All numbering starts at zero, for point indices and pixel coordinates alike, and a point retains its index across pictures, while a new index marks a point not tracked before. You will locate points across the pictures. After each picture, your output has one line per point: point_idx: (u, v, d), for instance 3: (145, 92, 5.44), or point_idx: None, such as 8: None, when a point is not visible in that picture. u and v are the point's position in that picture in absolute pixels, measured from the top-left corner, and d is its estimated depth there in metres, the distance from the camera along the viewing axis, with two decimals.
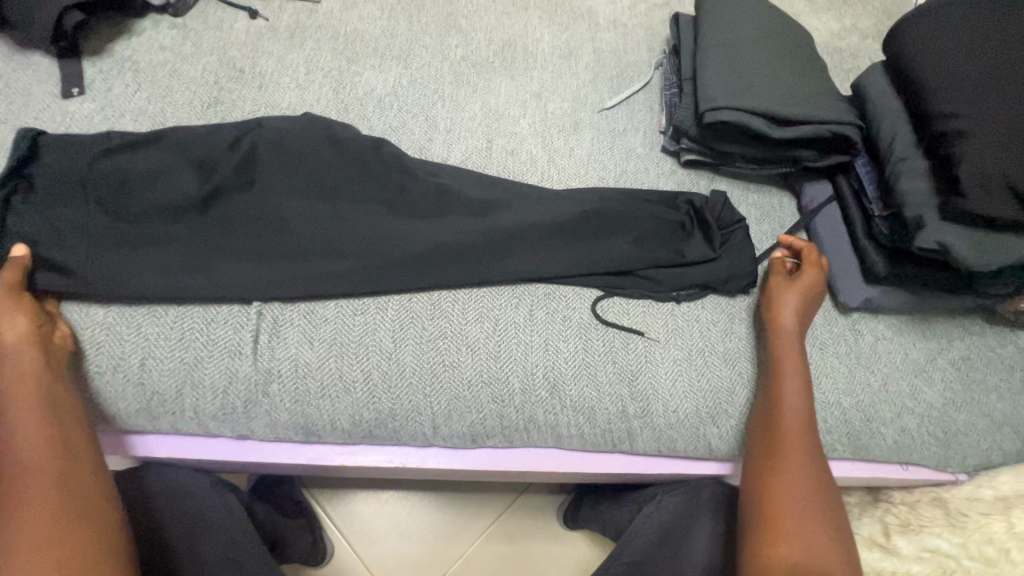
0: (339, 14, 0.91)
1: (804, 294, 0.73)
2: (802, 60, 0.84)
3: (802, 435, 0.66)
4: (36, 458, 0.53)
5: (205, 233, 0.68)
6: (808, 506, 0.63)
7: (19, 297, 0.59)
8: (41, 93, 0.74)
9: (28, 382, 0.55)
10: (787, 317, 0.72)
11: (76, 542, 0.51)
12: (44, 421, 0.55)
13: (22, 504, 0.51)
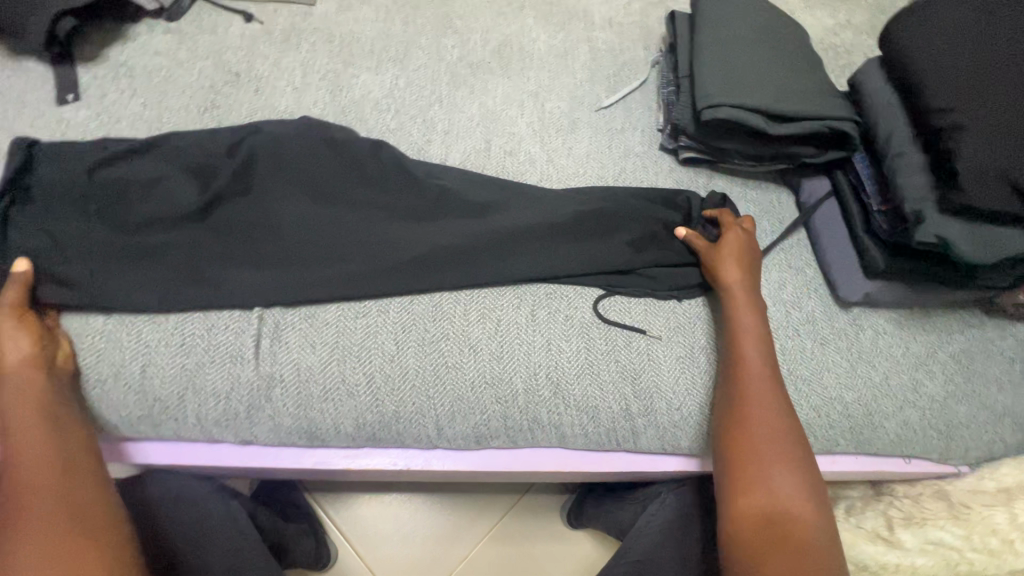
0: (334, 17, 0.91)
1: (739, 247, 0.74)
2: (798, 56, 0.84)
3: (764, 380, 0.66)
4: (43, 489, 0.52)
5: (205, 239, 0.67)
6: (776, 447, 0.62)
7: (22, 316, 0.58)
8: (35, 101, 0.74)
9: (30, 403, 0.55)
10: (731, 273, 0.73)
11: (80, 556, 0.51)
12: (50, 452, 0.54)
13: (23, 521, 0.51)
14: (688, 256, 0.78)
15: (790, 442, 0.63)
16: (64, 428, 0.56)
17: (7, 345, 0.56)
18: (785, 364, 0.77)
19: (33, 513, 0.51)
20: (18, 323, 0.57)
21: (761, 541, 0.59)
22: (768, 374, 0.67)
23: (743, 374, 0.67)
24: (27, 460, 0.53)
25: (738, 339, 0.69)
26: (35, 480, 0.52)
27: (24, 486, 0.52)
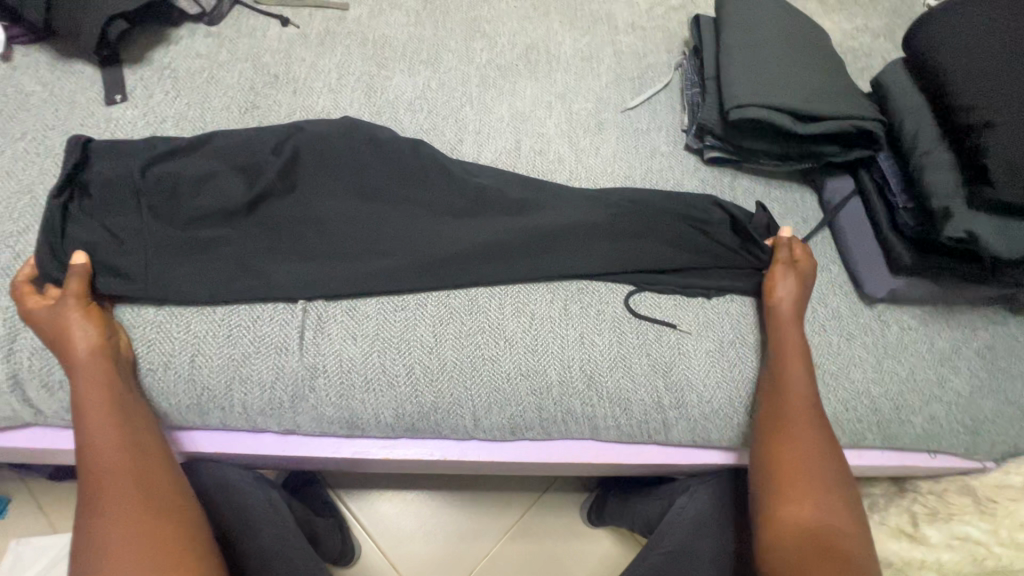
0: (367, 21, 0.93)
1: (802, 281, 0.75)
2: (822, 58, 0.86)
3: (808, 405, 0.68)
4: (119, 474, 0.55)
5: (251, 235, 0.70)
6: (816, 470, 0.66)
7: (87, 307, 0.61)
8: (84, 101, 0.76)
9: (101, 392, 0.58)
10: (785, 300, 0.74)
11: (157, 539, 0.53)
12: (122, 440, 0.57)
13: (106, 509, 0.54)
14: (716, 254, 0.80)
15: (829, 465, 0.67)
16: (133, 415, 0.59)
17: (76, 333, 0.59)
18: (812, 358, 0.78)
19: (111, 498, 0.54)
20: (82, 312, 0.60)
21: (802, 556, 0.63)
22: (812, 398, 0.69)
23: (787, 399, 0.68)
24: (101, 448, 0.56)
25: (784, 363, 0.70)
26: (110, 465, 0.55)
27: (101, 473, 0.55)
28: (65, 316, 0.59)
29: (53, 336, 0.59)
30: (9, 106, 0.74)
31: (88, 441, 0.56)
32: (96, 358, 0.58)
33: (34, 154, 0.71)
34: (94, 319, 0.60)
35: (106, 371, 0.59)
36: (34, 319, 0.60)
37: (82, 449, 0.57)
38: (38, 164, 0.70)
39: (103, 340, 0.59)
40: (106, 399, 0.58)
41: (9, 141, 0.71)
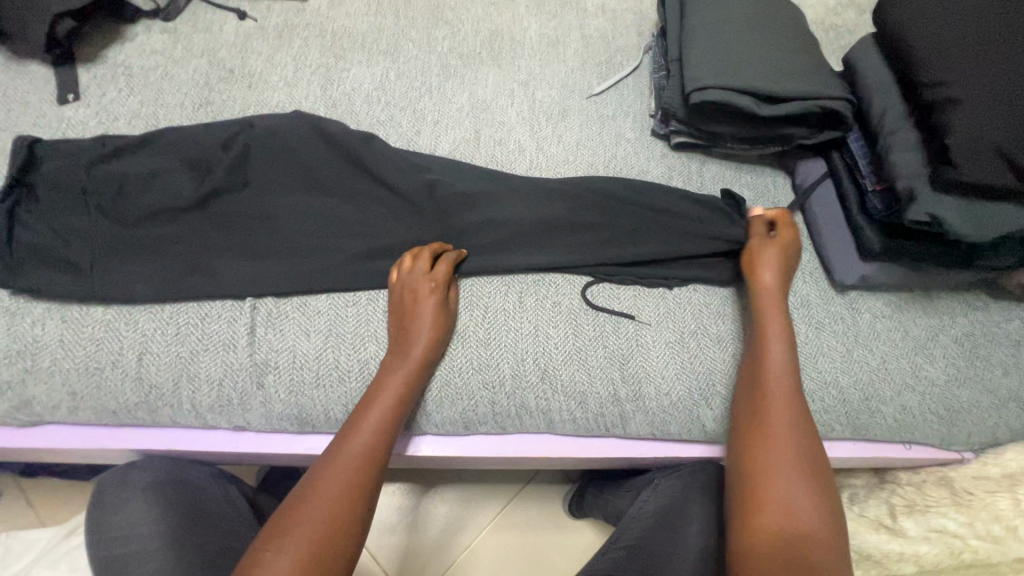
0: (326, 11, 0.92)
1: (785, 265, 0.72)
2: (792, 36, 0.83)
3: (788, 394, 0.64)
4: (358, 466, 0.58)
5: (201, 233, 0.69)
6: (793, 467, 0.60)
7: (437, 280, 0.68)
8: (38, 101, 0.76)
9: (397, 384, 0.63)
10: (766, 277, 0.72)
11: (330, 544, 0.53)
12: (373, 457, 0.59)
13: (322, 495, 0.56)
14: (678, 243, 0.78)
15: (813, 466, 0.61)
16: (381, 451, 0.60)
17: (424, 306, 0.66)
18: None
19: (330, 486, 0.56)
20: (427, 342, 0.65)
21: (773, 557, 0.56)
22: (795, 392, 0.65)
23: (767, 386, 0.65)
24: (357, 453, 0.59)
25: (765, 349, 0.67)
26: (354, 459, 0.58)
27: (355, 460, 0.58)
28: (412, 333, 0.65)
29: (404, 301, 0.67)
30: None
31: (342, 459, 0.58)
32: (402, 387, 0.63)
33: None
34: (433, 347, 0.66)
35: (391, 398, 0.62)
36: (392, 290, 0.69)
37: (348, 429, 0.61)
38: None
39: (413, 376, 0.64)
40: (381, 419, 0.61)
41: None
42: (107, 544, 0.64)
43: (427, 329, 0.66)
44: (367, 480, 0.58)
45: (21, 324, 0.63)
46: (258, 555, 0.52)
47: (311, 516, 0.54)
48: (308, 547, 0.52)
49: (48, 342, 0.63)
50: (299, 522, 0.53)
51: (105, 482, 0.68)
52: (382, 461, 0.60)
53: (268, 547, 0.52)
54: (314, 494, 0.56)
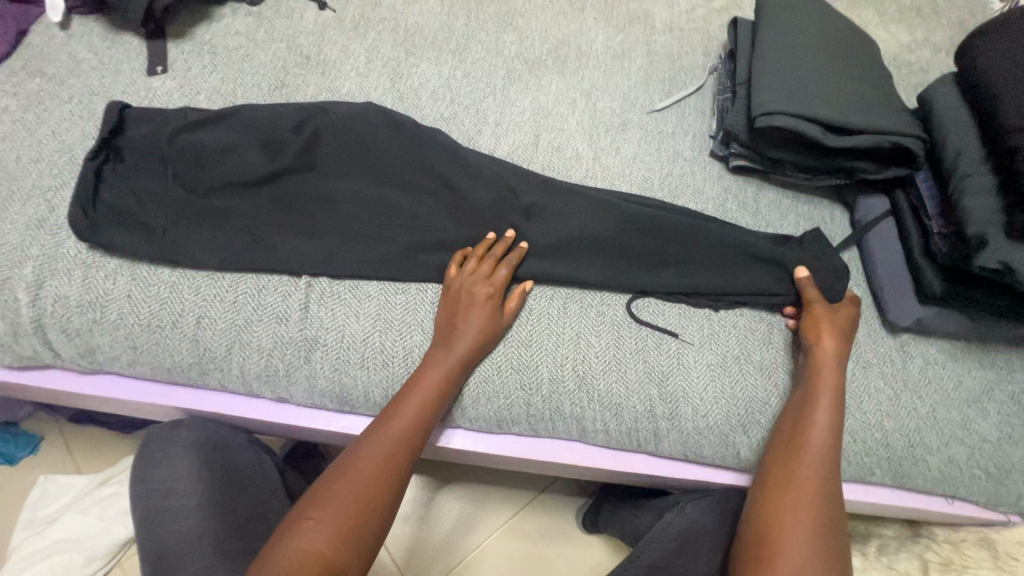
0: (401, 8, 0.95)
1: (840, 337, 0.70)
2: (866, 69, 0.81)
3: (817, 460, 0.63)
4: (396, 451, 0.59)
5: (266, 208, 0.72)
6: (802, 535, 0.59)
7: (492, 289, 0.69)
8: (129, 70, 0.81)
9: (438, 378, 0.64)
10: (828, 346, 0.69)
11: (358, 524, 0.55)
12: (408, 445, 0.60)
13: (358, 475, 0.57)
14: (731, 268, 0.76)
15: (830, 517, 0.61)
16: (417, 440, 0.61)
17: (473, 312, 0.67)
18: None
19: (367, 466, 0.58)
20: (472, 338, 0.66)
21: None
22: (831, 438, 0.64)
23: (806, 427, 0.65)
24: (398, 437, 0.60)
25: (810, 393, 0.67)
26: (395, 441, 0.60)
27: (394, 444, 0.59)
28: (460, 328, 0.67)
29: (456, 301, 0.68)
30: (63, 71, 0.79)
31: (378, 439, 0.59)
32: (438, 380, 0.64)
33: (78, 117, 0.75)
34: (477, 342, 0.66)
35: (431, 388, 0.63)
36: (447, 285, 0.70)
37: (389, 410, 0.62)
38: (81, 126, 0.75)
39: (452, 370, 0.65)
40: (422, 407, 0.62)
41: (59, 103, 0.76)
42: (149, 495, 0.67)
43: (474, 327, 0.67)
44: (400, 467, 0.59)
45: (94, 276, 0.67)
46: (296, 521, 0.54)
47: (346, 492, 0.56)
48: (344, 522, 0.54)
49: (116, 297, 0.66)
50: (335, 497, 0.55)
51: (150, 435, 0.70)
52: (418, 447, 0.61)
53: (309, 515, 0.54)
54: (350, 474, 0.57)
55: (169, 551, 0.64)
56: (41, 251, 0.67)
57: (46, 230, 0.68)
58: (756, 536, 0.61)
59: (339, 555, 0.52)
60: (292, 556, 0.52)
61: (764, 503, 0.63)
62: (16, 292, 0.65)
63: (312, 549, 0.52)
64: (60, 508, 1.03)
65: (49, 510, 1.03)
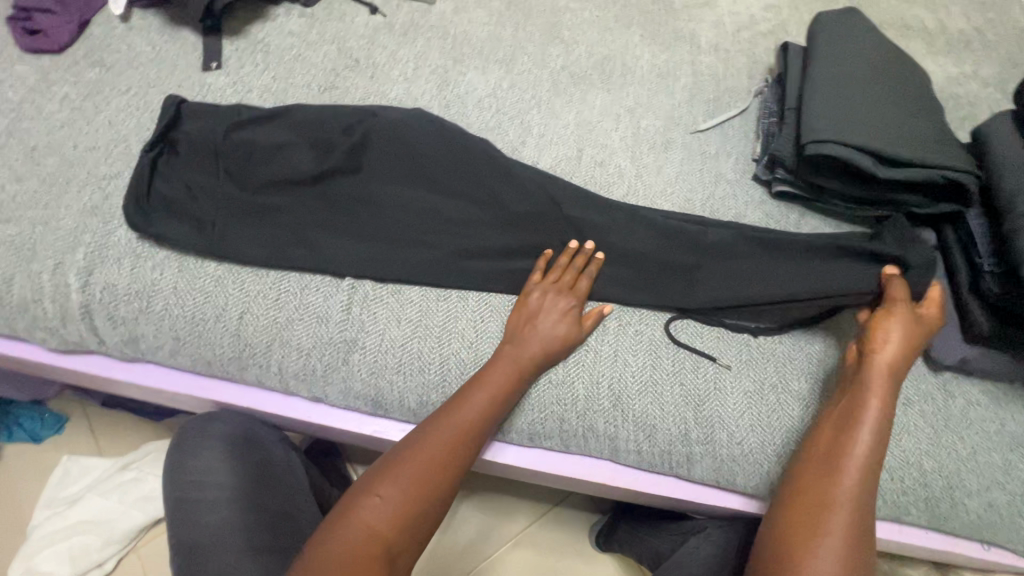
0: (450, 16, 0.96)
1: (909, 339, 0.64)
2: (919, 102, 0.80)
3: (864, 465, 0.59)
4: (458, 440, 0.60)
5: (312, 209, 0.72)
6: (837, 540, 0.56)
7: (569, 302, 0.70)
8: (185, 65, 0.82)
9: (509, 378, 0.65)
10: (890, 350, 0.63)
11: (417, 504, 0.56)
12: (470, 437, 0.61)
13: (421, 457, 0.58)
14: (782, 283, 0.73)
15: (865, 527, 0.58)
16: (481, 432, 0.62)
17: (551, 321, 0.68)
18: None
19: (431, 450, 0.59)
20: (543, 343, 0.67)
21: None
22: (876, 452, 0.60)
23: (851, 441, 0.61)
24: (461, 427, 0.61)
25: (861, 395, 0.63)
26: (460, 431, 0.61)
27: (459, 433, 0.60)
28: (532, 331, 0.68)
29: (535, 307, 0.69)
30: (121, 62, 0.80)
31: (446, 426, 0.60)
32: (510, 379, 0.65)
33: (134, 108, 0.77)
34: (546, 347, 0.67)
35: (501, 385, 0.64)
36: (527, 290, 0.71)
37: (458, 400, 0.63)
38: (137, 117, 0.76)
39: (522, 370, 0.66)
40: (489, 402, 0.63)
41: (116, 94, 0.78)
42: (182, 485, 0.67)
43: (547, 333, 0.67)
44: (460, 456, 0.60)
45: (142, 265, 0.68)
46: (362, 495, 0.55)
47: (411, 474, 0.57)
48: (407, 503, 0.55)
49: (163, 287, 0.67)
50: (402, 477, 0.56)
51: (187, 427, 0.71)
52: (479, 440, 0.62)
53: (376, 492, 0.55)
54: (413, 454, 0.58)
55: (199, 543, 0.63)
56: (93, 238, 0.68)
57: (99, 217, 0.69)
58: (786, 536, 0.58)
59: (398, 537, 0.54)
60: (357, 531, 0.53)
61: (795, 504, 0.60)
62: (67, 277, 0.66)
63: (375, 525, 0.53)
64: (81, 490, 1.04)
65: (70, 491, 1.04)
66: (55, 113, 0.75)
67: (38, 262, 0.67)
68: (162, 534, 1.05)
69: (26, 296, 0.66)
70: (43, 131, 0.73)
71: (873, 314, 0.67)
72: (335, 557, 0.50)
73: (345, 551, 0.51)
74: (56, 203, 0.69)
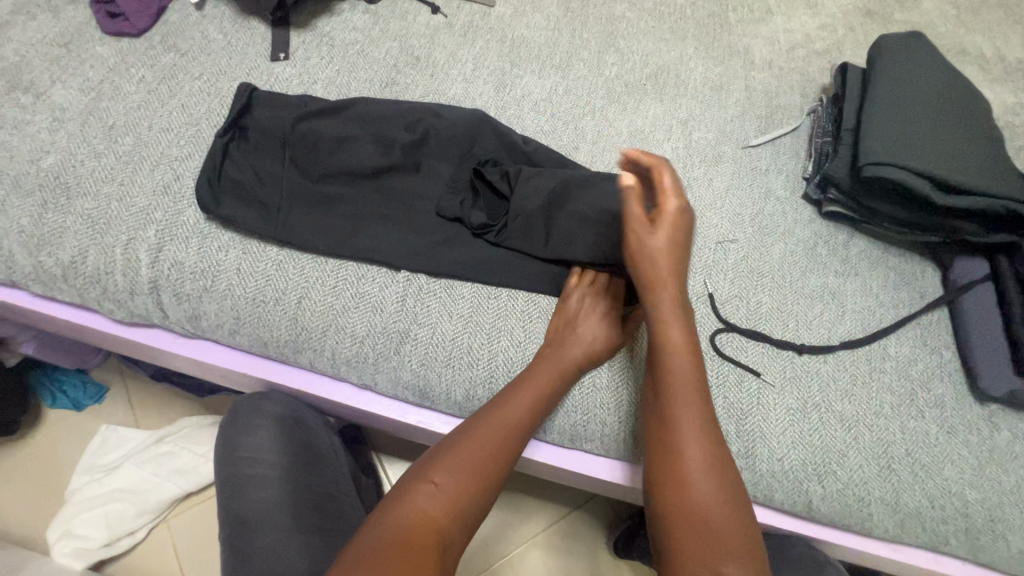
0: (509, 19, 0.97)
1: (672, 240, 0.65)
2: (980, 130, 0.80)
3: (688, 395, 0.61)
4: (507, 434, 0.62)
5: (373, 201, 0.74)
6: (704, 472, 0.58)
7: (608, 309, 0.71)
8: (254, 54, 0.85)
9: (557, 376, 0.66)
10: (657, 237, 0.65)
11: (467, 494, 0.58)
12: (518, 431, 0.63)
13: (470, 448, 0.60)
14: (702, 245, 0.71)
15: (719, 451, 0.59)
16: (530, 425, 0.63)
17: (592, 329, 0.69)
18: (904, 444, 0.71)
19: (479, 442, 0.60)
20: (591, 342, 0.68)
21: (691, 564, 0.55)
22: (693, 379, 0.62)
23: (673, 412, 0.60)
24: (510, 420, 0.62)
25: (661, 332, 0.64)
26: (508, 425, 0.62)
27: (506, 426, 0.62)
28: (579, 330, 0.69)
29: (571, 315, 0.70)
30: (194, 48, 0.83)
31: (496, 420, 0.62)
32: (559, 373, 0.66)
33: (206, 93, 0.80)
34: (592, 346, 0.68)
35: (550, 379, 0.65)
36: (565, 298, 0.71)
37: (506, 393, 0.64)
38: (208, 102, 0.79)
39: (570, 365, 0.67)
40: (539, 398, 0.64)
41: (189, 79, 0.81)
42: (236, 461, 0.73)
43: (591, 335, 0.69)
44: (509, 449, 0.61)
45: (209, 245, 0.70)
46: (418, 479, 0.58)
47: (464, 462, 0.59)
48: (459, 493, 0.57)
49: (227, 268, 0.70)
50: (455, 466, 0.59)
51: (240, 405, 0.76)
52: (526, 434, 0.63)
53: (430, 480, 0.58)
54: (462, 444, 0.60)
55: (247, 517, 0.68)
56: (164, 216, 0.71)
57: (170, 196, 0.72)
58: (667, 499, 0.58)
59: (451, 521, 0.56)
60: (412, 513, 0.55)
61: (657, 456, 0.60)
62: (138, 252, 0.69)
63: (429, 512, 0.55)
64: (118, 459, 1.06)
65: (108, 459, 1.07)
66: (132, 94, 0.78)
67: (111, 236, 0.69)
68: (192, 508, 1.07)
69: (98, 268, 0.69)
70: (121, 111, 0.76)
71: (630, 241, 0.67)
72: (394, 535, 0.53)
73: (402, 530, 0.54)
74: (131, 180, 0.72)
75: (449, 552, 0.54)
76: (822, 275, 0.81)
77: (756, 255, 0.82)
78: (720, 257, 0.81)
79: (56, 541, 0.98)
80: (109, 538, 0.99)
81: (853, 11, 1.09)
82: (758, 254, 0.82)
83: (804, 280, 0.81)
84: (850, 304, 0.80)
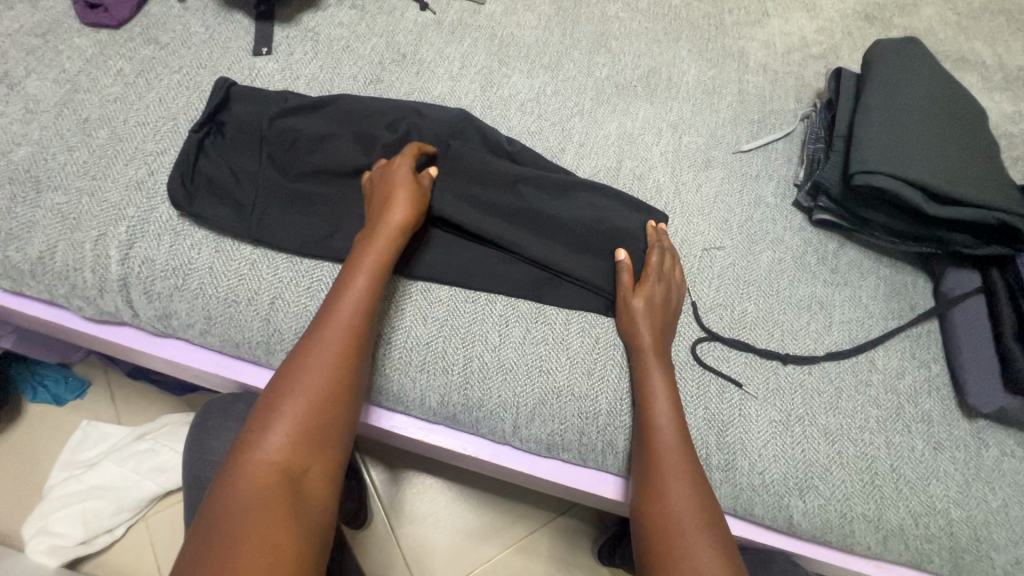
0: (499, 17, 0.96)
1: (650, 304, 0.69)
2: (972, 137, 0.78)
3: (673, 443, 0.62)
4: (335, 347, 0.58)
5: (350, 201, 0.72)
6: (688, 512, 0.57)
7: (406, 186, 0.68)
8: (236, 48, 0.83)
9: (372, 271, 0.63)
10: (637, 303, 0.69)
11: (309, 425, 0.54)
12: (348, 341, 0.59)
13: (300, 378, 0.56)
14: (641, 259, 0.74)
15: (699, 489, 0.59)
16: (359, 337, 0.60)
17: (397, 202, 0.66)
18: (889, 459, 0.69)
19: (310, 366, 0.57)
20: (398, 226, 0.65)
21: None
22: (675, 420, 0.63)
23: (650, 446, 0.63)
24: (338, 332, 0.59)
25: (651, 389, 0.65)
26: (335, 336, 0.58)
27: (335, 338, 0.58)
28: (380, 229, 0.65)
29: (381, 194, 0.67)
30: (175, 42, 0.82)
31: (326, 339, 0.58)
32: (371, 275, 0.62)
33: (185, 87, 0.78)
34: (397, 237, 0.65)
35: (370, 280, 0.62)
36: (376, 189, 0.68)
37: (330, 301, 0.61)
38: (187, 96, 0.77)
39: (380, 269, 0.63)
40: (360, 302, 0.61)
41: (168, 72, 0.79)
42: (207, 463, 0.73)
43: (400, 221, 0.65)
44: (345, 362, 0.58)
45: (181, 243, 0.69)
46: (253, 435, 0.53)
47: (298, 402, 0.54)
48: (298, 428, 0.53)
49: (199, 266, 0.68)
50: (291, 399, 0.55)
51: (215, 405, 0.77)
52: (361, 340, 0.60)
53: (267, 424, 0.53)
54: (291, 377, 0.56)
55: None
56: (136, 213, 0.69)
57: (143, 193, 0.70)
58: (659, 539, 0.57)
59: (302, 461, 0.53)
60: (255, 469, 0.50)
61: (645, 496, 0.60)
62: (108, 249, 0.68)
63: (271, 455, 0.51)
64: (97, 456, 1.05)
65: (87, 454, 1.05)
66: (110, 86, 0.76)
67: (81, 232, 0.68)
68: (172, 506, 1.05)
69: (67, 264, 0.67)
70: (96, 104, 0.75)
71: (620, 313, 0.70)
72: (245, 497, 0.48)
73: (251, 490, 0.49)
74: (103, 175, 0.71)
75: (308, 493, 0.51)
76: (810, 283, 0.80)
77: (744, 263, 0.80)
78: (706, 264, 0.80)
79: (31, 537, 0.97)
80: (86, 535, 0.97)
81: (852, 15, 1.07)
82: (745, 262, 0.80)
83: (792, 289, 0.79)
84: (838, 315, 0.78)
